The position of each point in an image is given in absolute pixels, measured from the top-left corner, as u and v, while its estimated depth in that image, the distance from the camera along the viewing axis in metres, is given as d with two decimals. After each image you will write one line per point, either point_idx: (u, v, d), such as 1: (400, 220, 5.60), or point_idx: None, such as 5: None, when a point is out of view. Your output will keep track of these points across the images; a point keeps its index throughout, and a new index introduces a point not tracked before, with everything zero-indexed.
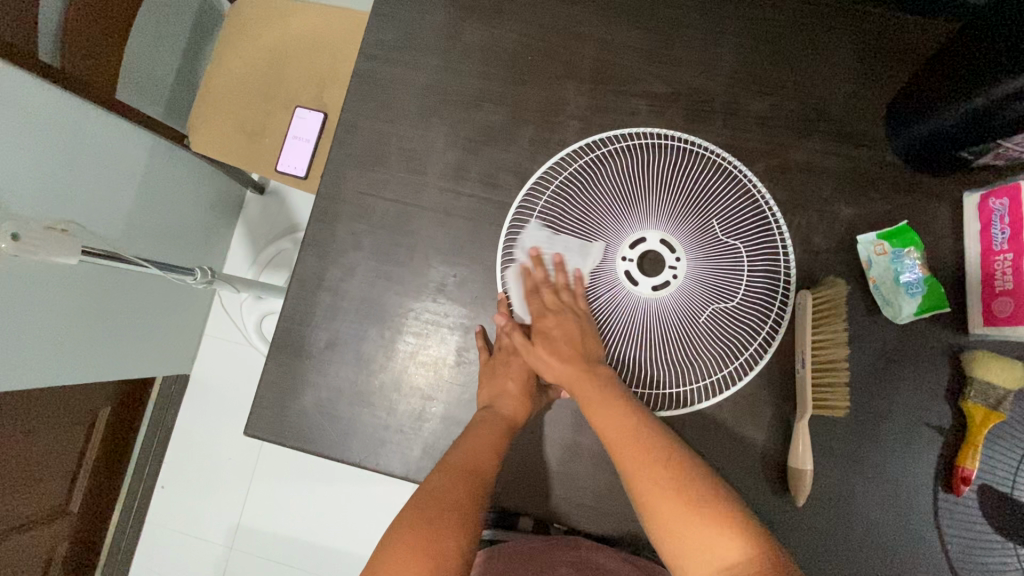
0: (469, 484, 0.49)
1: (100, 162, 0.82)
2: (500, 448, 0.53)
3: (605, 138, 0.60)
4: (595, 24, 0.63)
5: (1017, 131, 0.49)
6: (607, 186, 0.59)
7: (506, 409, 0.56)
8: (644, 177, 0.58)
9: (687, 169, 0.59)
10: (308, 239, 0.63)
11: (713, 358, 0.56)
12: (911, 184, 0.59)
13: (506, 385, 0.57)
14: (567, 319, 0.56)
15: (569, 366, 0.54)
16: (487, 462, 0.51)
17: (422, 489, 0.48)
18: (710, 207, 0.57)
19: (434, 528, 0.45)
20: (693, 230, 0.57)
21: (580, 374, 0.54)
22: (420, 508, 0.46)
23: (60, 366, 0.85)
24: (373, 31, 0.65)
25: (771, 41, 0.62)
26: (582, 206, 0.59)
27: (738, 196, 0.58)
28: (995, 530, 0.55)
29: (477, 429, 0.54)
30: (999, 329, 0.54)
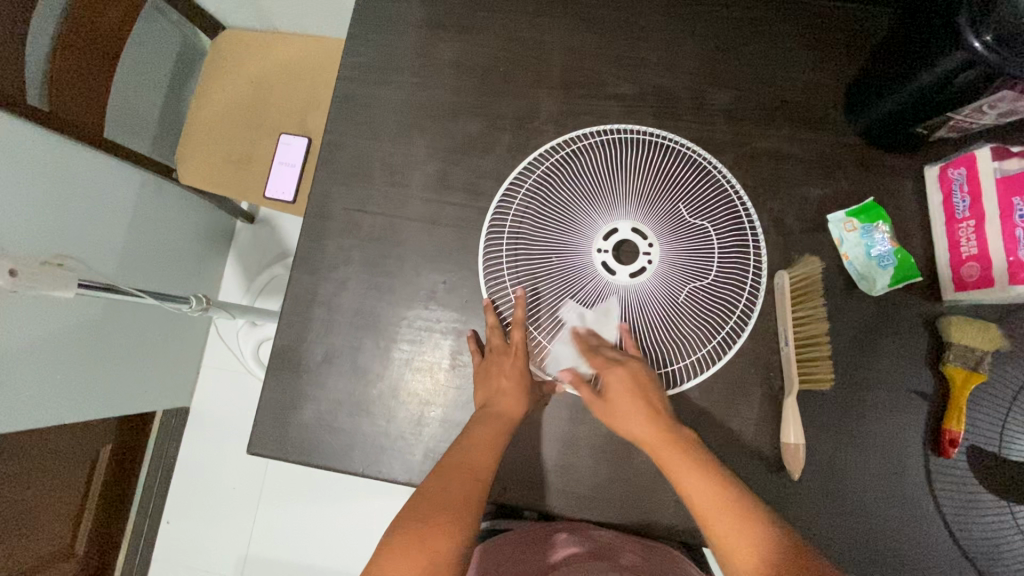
0: (465, 486, 0.50)
1: (91, 199, 0.84)
2: (500, 445, 0.54)
3: (572, 138, 0.63)
4: (561, 33, 0.66)
5: (965, 102, 0.51)
6: (578, 182, 0.60)
7: (504, 405, 0.55)
8: (612, 170, 0.60)
9: (654, 159, 0.60)
10: (299, 257, 0.64)
11: (693, 337, 0.58)
12: (874, 162, 0.62)
13: (502, 383, 0.56)
14: (638, 377, 0.54)
15: (650, 427, 0.52)
16: (487, 463, 0.52)
17: (419, 492, 0.49)
18: (678, 194, 0.59)
19: (431, 532, 0.45)
20: (664, 217, 0.59)
21: (656, 438, 0.52)
22: (416, 511, 0.47)
23: (57, 403, 0.85)
24: (349, 54, 0.68)
25: (729, 37, 0.65)
26: (555, 203, 0.60)
27: (704, 180, 0.60)
28: (987, 489, 0.57)
29: (476, 426, 0.54)
30: (970, 294, 0.56)
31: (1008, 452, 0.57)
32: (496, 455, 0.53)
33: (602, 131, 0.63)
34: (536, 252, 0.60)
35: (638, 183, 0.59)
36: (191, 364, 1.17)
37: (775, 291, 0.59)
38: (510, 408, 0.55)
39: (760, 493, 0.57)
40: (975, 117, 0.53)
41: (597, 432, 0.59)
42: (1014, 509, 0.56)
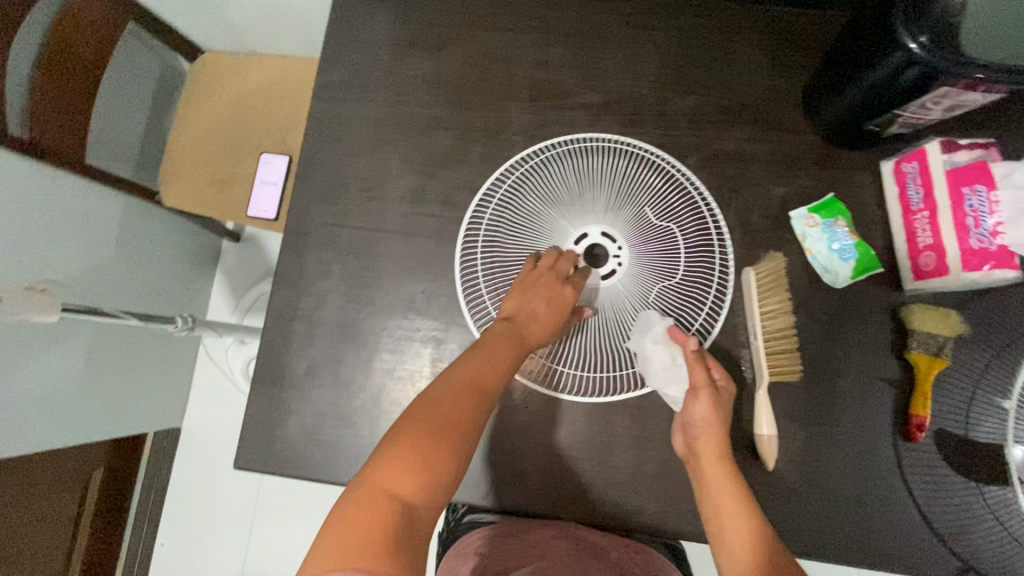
0: (476, 399, 0.47)
1: (73, 225, 0.85)
2: (512, 365, 0.51)
3: (540, 148, 0.65)
4: (528, 47, 0.68)
5: (909, 101, 0.53)
6: (547, 189, 0.62)
7: (530, 329, 0.53)
8: (580, 177, 0.62)
9: (620, 166, 0.62)
10: (280, 273, 0.66)
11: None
12: (832, 159, 0.64)
13: (539, 308, 0.53)
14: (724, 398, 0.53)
15: (717, 448, 0.52)
16: (498, 380, 0.49)
17: (418, 402, 0.46)
18: (644, 197, 0.61)
19: (426, 451, 0.43)
20: (631, 219, 0.60)
21: (717, 459, 0.52)
22: (416, 421, 0.45)
23: (44, 428, 0.85)
24: (322, 74, 0.70)
25: (689, 45, 0.67)
26: (525, 211, 0.62)
27: (669, 185, 0.62)
28: (956, 471, 0.58)
29: (495, 335, 0.52)
30: (928, 282, 0.58)
31: (975, 435, 0.58)
32: (505, 372, 0.50)
33: (569, 140, 0.65)
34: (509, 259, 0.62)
35: (606, 188, 0.61)
36: (181, 384, 1.18)
37: (743, 289, 0.61)
38: (533, 334, 0.53)
39: None
40: (922, 113, 0.55)
41: (576, 433, 0.60)
42: (982, 490, 0.58)
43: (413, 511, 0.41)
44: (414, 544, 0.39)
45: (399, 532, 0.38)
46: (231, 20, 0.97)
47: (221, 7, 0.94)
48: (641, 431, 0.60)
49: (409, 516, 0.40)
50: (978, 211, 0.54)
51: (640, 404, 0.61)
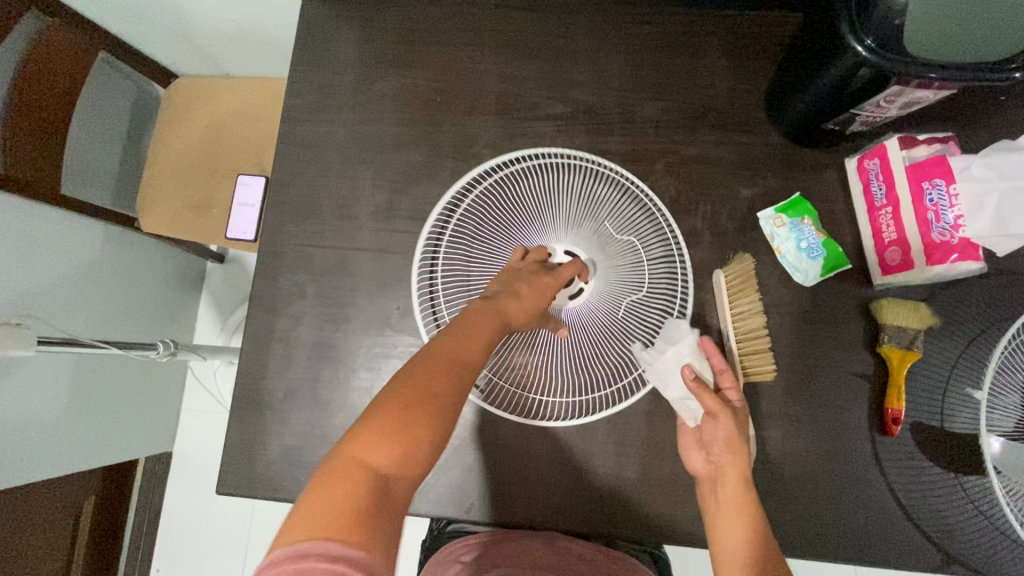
0: (457, 371, 0.44)
1: (52, 255, 0.85)
2: (495, 340, 0.47)
3: (494, 165, 0.64)
4: (493, 61, 0.69)
5: (865, 98, 0.54)
6: (513, 207, 0.62)
7: (511, 308, 0.49)
8: (546, 194, 0.61)
9: (586, 183, 0.62)
10: (256, 296, 0.66)
11: (622, 361, 0.59)
12: (797, 159, 0.65)
13: (521, 290, 0.50)
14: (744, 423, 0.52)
15: (738, 471, 0.50)
16: (482, 352, 0.46)
17: (403, 372, 0.43)
18: (608, 216, 0.61)
19: (406, 417, 0.41)
20: (596, 237, 0.60)
21: (737, 481, 0.50)
22: (399, 392, 0.42)
23: (31, 460, 0.85)
24: (291, 96, 0.70)
25: (651, 52, 0.68)
26: (489, 229, 0.61)
27: (634, 205, 0.62)
28: (934, 463, 0.59)
29: (476, 313, 0.48)
30: (895, 277, 0.59)
31: (950, 425, 0.59)
32: (488, 354, 0.47)
33: (521, 157, 0.64)
34: (471, 277, 0.61)
35: (571, 206, 0.61)
36: (171, 408, 1.18)
37: (714, 289, 0.62)
38: (516, 314, 0.49)
39: None
40: (880, 111, 0.56)
41: (556, 441, 0.61)
42: (960, 479, 0.58)
43: (390, 480, 0.39)
44: (385, 514, 0.37)
45: (371, 500, 0.37)
46: (203, 45, 0.97)
47: (192, 33, 0.94)
48: (619, 438, 0.61)
49: (385, 483, 0.38)
50: (939, 205, 0.55)
51: (618, 411, 0.61)
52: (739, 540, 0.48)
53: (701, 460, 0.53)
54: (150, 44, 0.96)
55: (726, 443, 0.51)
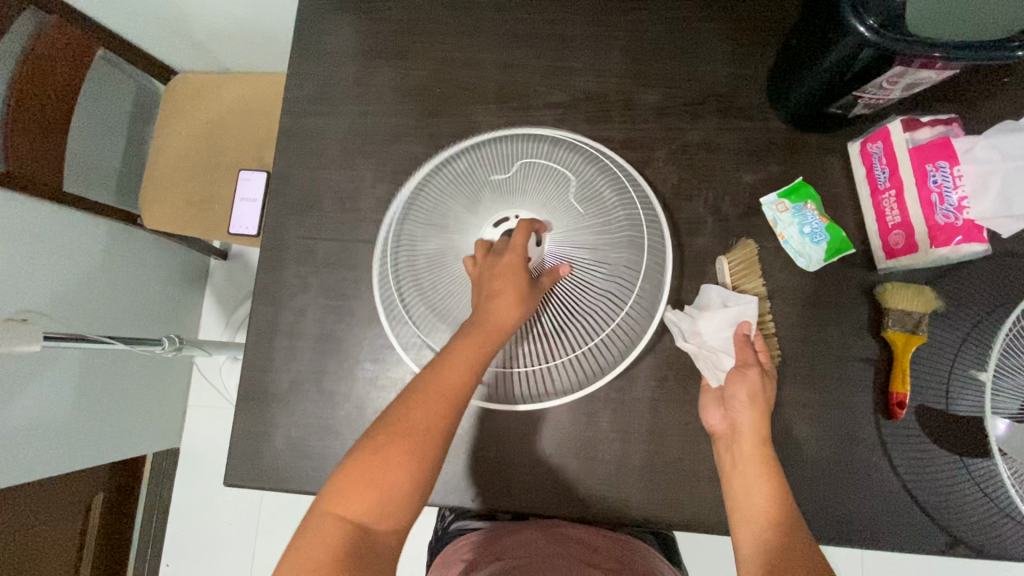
0: (433, 413, 0.49)
1: (56, 251, 0.85)
2: (478, 369, 0.50)
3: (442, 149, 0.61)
4: (492, 50, 0.69)
5: (866, 80, 0.54)
6: (459, 182, 0.59)
7: (495, 315, 0.51)
8: (488, 166, 0.59)
9: (527, 146, 0.59)
10: (259, 290, 0.66)
11: (595, 322, 0.56)
12: (799, 144, 0.64)
13: (496, 288, 0.51)
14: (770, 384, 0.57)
15: (757, 424, 0.54)
16: (462, 386, 0.50)
17: (385, 415, 0.49)
18: (555, 174, 0.58)
19: (380, 469, 0.47)
20: (548, 202, 0.57)
21: (754, 433, 0.54)
22: (379, 435, 0.48)
23: (39, 456, 0.86)
24: (291, 89, 0.70)
25: (651, 39, 0.67)
26: (440, 212, 0.59)
27: (581, 158, 0.59)
28: (940, 446, 0.59)
29: (458, 342, 0.50)
30: (899, 260, 0.59)
31: (955, 408, 0.59)
32: (477, 370, 0.50)
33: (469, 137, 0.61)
34: (429, 265, 0.59)
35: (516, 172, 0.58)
36: (177, 405, 1.18)
37: (719, 276, 0.63)
38: (502, 318, 0.51)
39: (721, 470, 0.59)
40: (882, 94, 0.56)
41: (561, 429, 0.61)
42: (966, 462, 0.58)
43: (369, 526, 0.46)
44: (365, 557, 0.45)
45: (351, 551, 0.44)
46: (202, 40, 0.97)
47: (190, 28, 0.94)
48: (624, 425, 0.61)
49: (363, 531, 0.46)
50: (943, 186, 0.55)
51: (621, 397, 0.61)
52: (759, 487, 0.52)
53: (718, 416, 0.57)
54: (148, 39, 0.95)
55: (754, 397, 0.55)
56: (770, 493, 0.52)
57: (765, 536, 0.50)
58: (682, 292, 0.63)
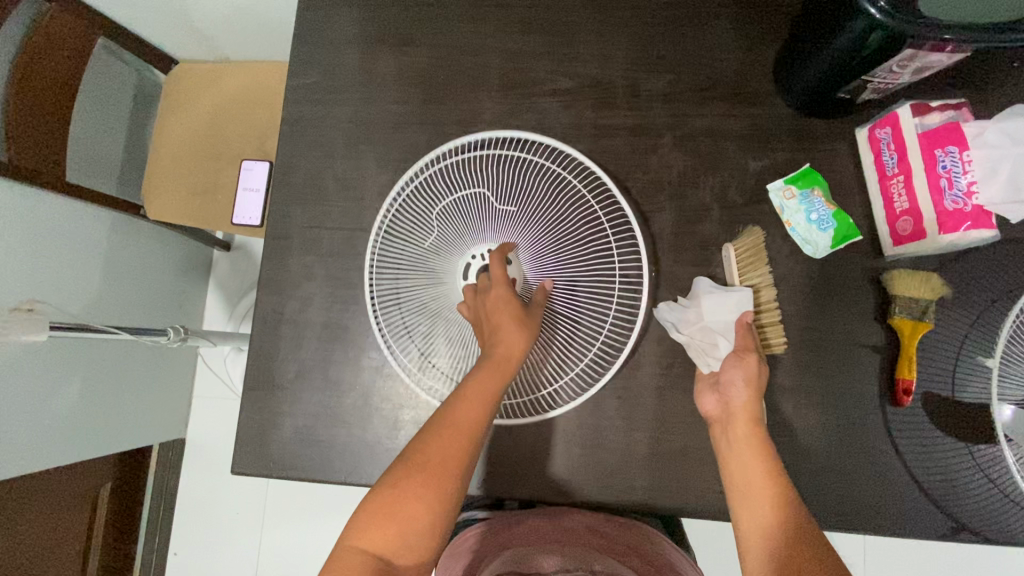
0: (453, 447, 0.49)
1: (60, 242, 0.85)
2: (494, 401, 0.50)
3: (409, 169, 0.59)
4: (496, 36, 0.68)
5: (876, 64, 0.53)
6: (420, 218, 0.59)
7: (505, 347, 0.51)
8: (459, 189, 0.58)
9: (478, 172, 0.58)
10: (264, 279, 0.66)
11: (590, 324, 0.57)
12: (806, 129, 0.64)
13: (496, 321, 0.52)
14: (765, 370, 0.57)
15: (751, 404, 0.54)
16: (480, 419, 0.49)
17: (407, 449, 0.49)
18: (513, 195, 0.57)
19: (402, 504, 0.47)
20: (513, 225, 0.57)
21: (748, 412, 0.54)
22: (397, 472, 0.48)
23: (47, 447, 0.86)
24: (294, 77, 0.70)
25: (657, 24, 0.67)
26: (407, 250, 0.58)
27: (535, 173, 0.58)
28: (946, 433, 0.59)
29: (475, 374, 0.50)
30: (906, 247, 0.59)
31: (961, 395, 0.59)
32: (491, 404, 0.50)
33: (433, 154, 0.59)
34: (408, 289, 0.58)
35: (474, 201, 0.57)
36: (182, 395, 1.19)
37: (724, 264, 0.62)
38: (508, 349, 0.51)
39: None
40: (892, 78, 0.55)
41: (566, 417, 0.61)
42: (972, 449, 0.58)
43: (390, 562, 0.46)
44: None
45: None
46: (203, 29, 0.96)
47: (191, 17, 0.93)
48: (629, 413, 0.61)
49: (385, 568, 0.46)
50: (952, 172, 0.54)
51: (627, 385, 0.61)
52: (755, 468, 0.52)
53: (713, 401, 0.57)
54: (148, 28, 0.95)
55: (748, 379, 0.55)
56: (766, 474, 0.52)
57: (764, 518, 0.50)
58: (687, 279, 0.63)
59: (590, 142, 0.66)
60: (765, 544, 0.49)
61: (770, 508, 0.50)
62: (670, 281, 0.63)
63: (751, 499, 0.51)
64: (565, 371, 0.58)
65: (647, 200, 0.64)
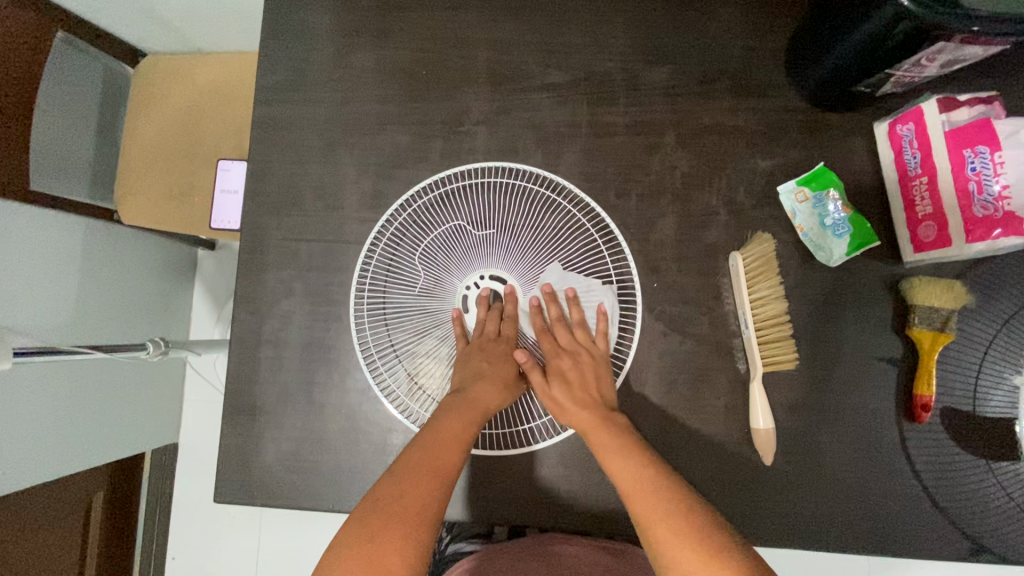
0: (427, 487, 0.46)
1: (31, 252, 0.81)
2: (467, 441, 0.50)
3: (402, 204, 0.60)
4: (481, 26, 0.62)
5: (901, 58, 0.48)
6: (418, 243, 0.59)
7: (480, 395, 0.53)
8: (450, 220, 0.59)
9: (479, 200, 0.59)
10: (240, 296, 0.62)
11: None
12: (821, 124, 0.59)
13: (484, 368, 0.54)
14: (584, 364, 0.54)
15: (580, 414, 0.52)
16: (455, 457, 0.49)
17: (372, 495, 0.46)
18: (505, 223, 0.58)
19: (374, 553, 0.42)
20: (511, 254, 0.57)
21: (583, 420, 0.52)
22: (375, 521, 0.44)
23: (30, 465, 0.83)
24: (263, 74, 0.64)
25: (658, 9, 0.61)
26: (404, 274, 0.59)
27: (532, 203, 0.59)
28: (965, 450, 0.56)
29: (446, 415, 0.51)
30: (929, 253, 0.54)
31: (982, 409, 0.55)
32: (464, 450, 0.50)
33: (423, 189, 0.61)
34: (400, 319, 0.59)
35: (470, 230, 0.58)
36: (172, 400, 1.16)
37: (731, 274, 0.58)
38: (486, 399, 0.53)
39: (733, 477, 0.56)
40: (917, 71, 0.50)
41: (565, 440, 0.58)
42: (994, 466, 0.55)
43: None
44: None
45: None
46: (169, 18, 0.90)
47: (155, 6, 0.87)
48: None
49: None
50: (982, 174, 0.49)
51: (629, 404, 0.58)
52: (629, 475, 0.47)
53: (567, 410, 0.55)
54: (111, 19, 0.88)
55: (563, 388, 0.53)
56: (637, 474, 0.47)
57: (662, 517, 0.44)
58: (692, 290, 0.59)
59: (587, 142, 0.61)
60: (677, 548, 0.42)
61: (663, 505, 0.45)
62: (673, 292, 0.59)
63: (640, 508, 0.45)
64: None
65: (648, 204, 0.60)
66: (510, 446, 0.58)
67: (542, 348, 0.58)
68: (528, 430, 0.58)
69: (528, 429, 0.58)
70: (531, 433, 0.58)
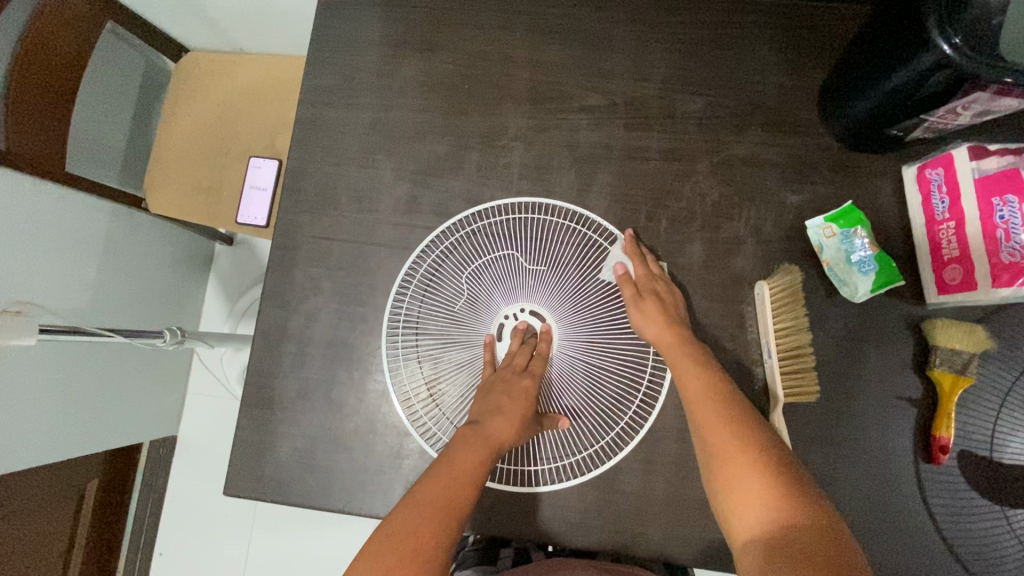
0: (439, 520, 0.46)
1: (57, 233, 0.82)
2: (480, 473, 0.50)
3: (449, 230, 0.62)
4: (524, 46, 0.64)
5: (937, 104, 0.50)
6: (463, 270, 0.60)
7: (495, 429, 0.52)
8: (496, 251, 0.60)
9: (529, 234, 0.60)
10: (268, 290, 0.63)
11: (606, 413, 0.57)
12: (850, 164, 0.61)
13: (503, 403, 0.53)
14: (666, 291, 0.56)
15: (668, 331, 0.54)
16: (466, 491, 0.48)
17: (386, 523, 0.46)
18: (548, 259, 0.59)
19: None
20: (550, 291, 0.58)
21: (672, 338, 0.53)
22: (388, 545, 0.44)
23: (32, 448, 0.82)
24: (309, 77, 0.66)
25: (698, 43, 0.63)
26: (445, 298, 0.60)
27: (577, 247, 0.60)
28: (981, 496, 0.55)
29: (459, 447, 0.51)
30: (953, 296, 0.55)
31: (1000, 456, 0.55)
32: (479, 483, 0.49)
33: (471, 218, 0.62)
34: (432, 339, 0.59)
35: (515, 263, 0.59)
36: (175, 394, 1.15)
37: (757, 303, 0.59)
38: (500, 434, 0.52)
39: None
40: (949, 119, 0.52)
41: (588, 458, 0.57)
42: (1010, 513, 0.55)
43: None
44: None
45: None
46: (215, 18, 0.92)
47: (203, 5, 0.89)
48: (649, 453, 0.58)
49: None
50: (1009, 223, 0.51)
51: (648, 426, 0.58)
52: (697, 381, 0.50)
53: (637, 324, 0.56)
54: (158, 14, 0.91)
55: (653, 305, 0.55)
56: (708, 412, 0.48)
57: (721, 422, 0.47)
58: (716, 316, 0.60)
59: (621, 165, 0.62)
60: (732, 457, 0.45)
61: (729, 421, 0.47)
62: (698, 317, 0.60)
63: (709, 419, 0.48)
64: (567, 450, 0.57)
65: (677, 229, 0.61)
66: (515, 483, 0.58)
67: (561, 393, 0.57)
68: (535, 471, 0.58)
69: (534, 471, 0.57)
70: (537, 474, 0.57)
